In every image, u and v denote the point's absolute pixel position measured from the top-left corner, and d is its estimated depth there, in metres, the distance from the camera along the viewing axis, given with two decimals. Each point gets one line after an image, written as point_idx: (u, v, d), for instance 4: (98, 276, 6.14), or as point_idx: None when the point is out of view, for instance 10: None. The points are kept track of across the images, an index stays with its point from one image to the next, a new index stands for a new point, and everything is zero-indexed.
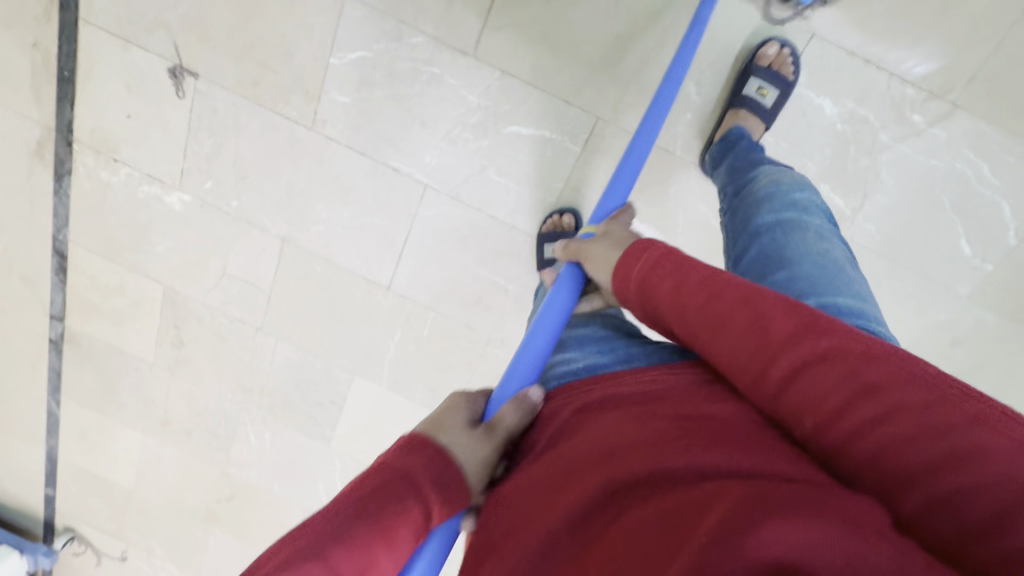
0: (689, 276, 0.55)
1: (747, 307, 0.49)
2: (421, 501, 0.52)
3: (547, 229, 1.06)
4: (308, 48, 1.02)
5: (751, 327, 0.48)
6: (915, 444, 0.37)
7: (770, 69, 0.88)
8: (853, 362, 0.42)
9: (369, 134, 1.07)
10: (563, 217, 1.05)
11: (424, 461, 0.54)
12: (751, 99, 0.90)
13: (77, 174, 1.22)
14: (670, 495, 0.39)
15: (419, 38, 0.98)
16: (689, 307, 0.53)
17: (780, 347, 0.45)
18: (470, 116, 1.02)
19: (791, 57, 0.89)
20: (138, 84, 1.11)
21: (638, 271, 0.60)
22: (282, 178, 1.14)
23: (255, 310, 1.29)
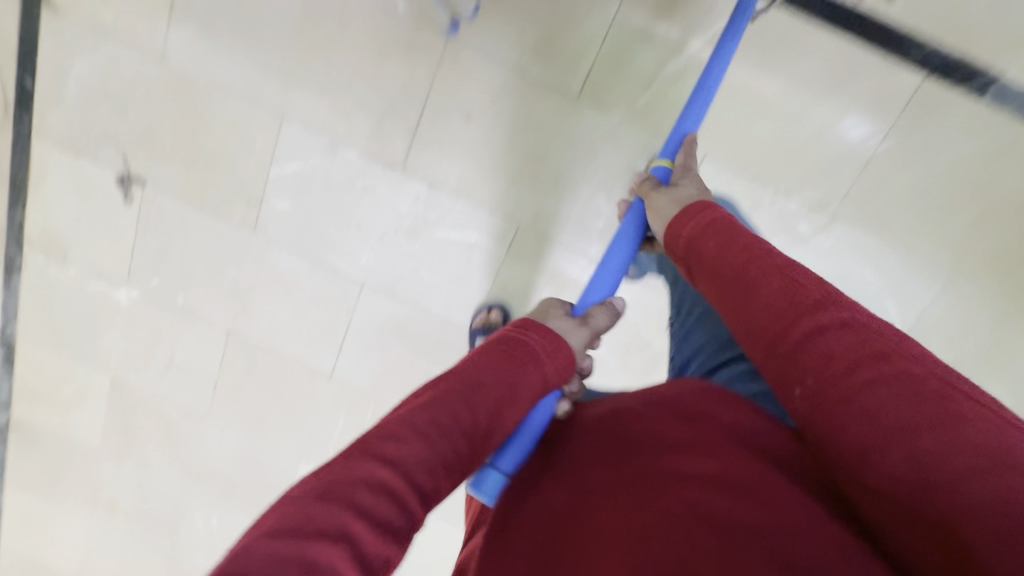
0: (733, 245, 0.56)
1: (779, 272, 0.52)
2: (540, 367, 0.56)
3: (478, 324, 1.11)
4: (249, 161, 1.09)
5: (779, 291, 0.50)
6: (890, 412, 0.41)
7: None
8: (868, 337, 0.45)
9: (309, 237, 1.13)
10: (492, 312, 1.11)
11: (543, 342, 0.58)
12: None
13: (26, 270, 1.25)
14: (664, 483, 0.46)
15: (353, 154, 1.06)
16: (726, 264, 0.55)
17: (806, 310, 0.48)
18: (403, 221, 1.09)
19: None
20: (88, 190, 1.16)
21: (688, 228, 0.62)
22: (226, 275, 1.19)
23: (201, 397, 1.31)
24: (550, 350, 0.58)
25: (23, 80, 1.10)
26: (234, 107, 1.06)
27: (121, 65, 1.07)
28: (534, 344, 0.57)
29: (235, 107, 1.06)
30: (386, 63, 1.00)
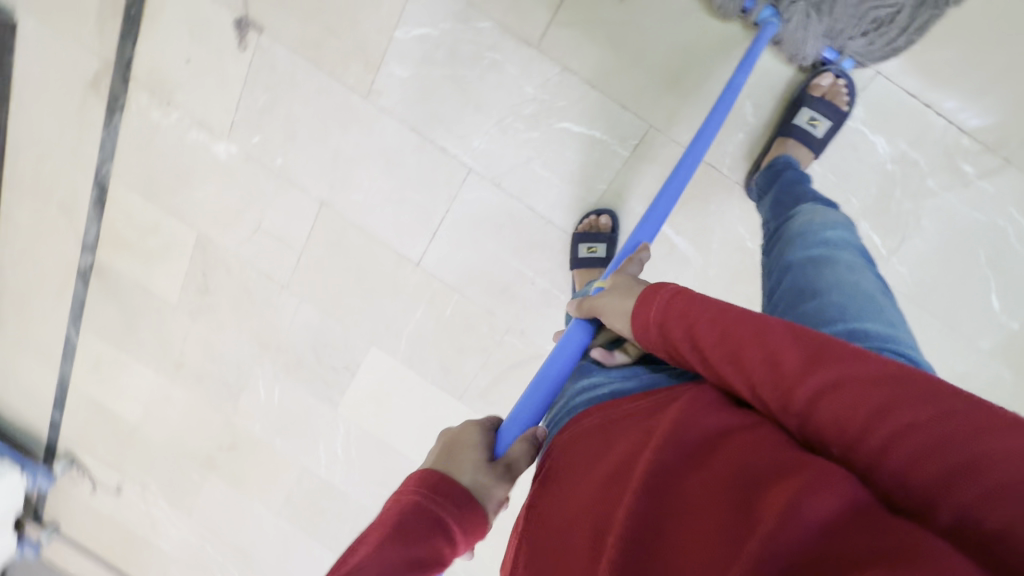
0: (699, 309, 0.57)
1: (760, 339, 0.51)
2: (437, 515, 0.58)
3: (584, 229, 1.08)
4: (375, 18, 1.03)
5: (763, 366, 0.50)
6: (929, 454, 0.40)
7: (822, 100, 0.90)
8: (865, 387, 0.44)
9: (422, 112, 1.08)
10: (601, 217, 1.07)
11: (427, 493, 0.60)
12: (803, 129, 0.91)
13: (128, 111, 1.24)
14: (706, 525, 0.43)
15: (486, 24, 0.99)
16: (707, 342, 0.55)
17: (795, 379, 0.47)
18: (525, 106, 1.03)
19: (844, 87, 0.91)
20: (203, 31, 1.12)
21: (654, 312, 0.61)
22: (330, 143, 1.15)
23: (283, 267, 1.31)
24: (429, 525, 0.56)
25: None
26: None
27: None
28: (421, 530, 0.55)
29: None
30: None
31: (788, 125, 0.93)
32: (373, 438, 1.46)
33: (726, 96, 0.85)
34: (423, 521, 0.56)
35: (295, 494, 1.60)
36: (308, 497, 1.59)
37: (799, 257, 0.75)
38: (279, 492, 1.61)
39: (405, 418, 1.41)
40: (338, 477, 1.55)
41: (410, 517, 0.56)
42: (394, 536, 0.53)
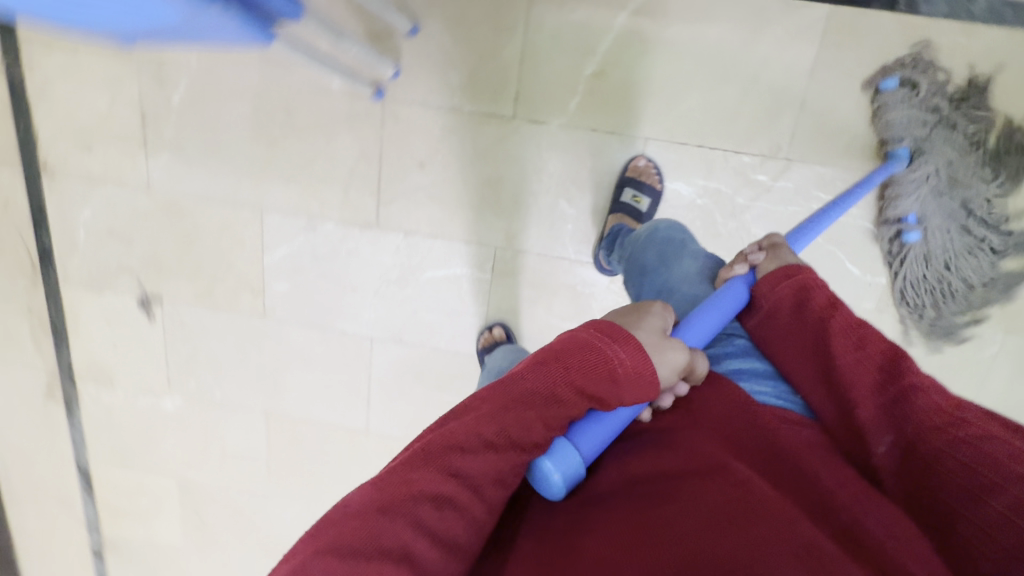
0: (835, 306, 0.64)
1: (873, 341, 0.59)
2: (614, 364, 0.57)
3: (484, 343, 1.15)
4: (245, 255, 1.19)
5: (880, 354, 0.58)
6: (963, 474, 0.48)
7: (639, 180, 1.02)
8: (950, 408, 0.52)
9: (313, 309, 1.21)
10: (494, 330, 1.15)
11: (605, 343, 0.57)
12: (628, 205, 1.02)
13: (85, 402, 1.38)
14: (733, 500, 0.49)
15: (330, 225, 1.14)
16: (822, 325, 0.63)
17: (907, 369, 0.56)
18: (391, 272, 1.16)
19: (654, 168, 1.02)
20: (118, 318, 1.29)
21: (792, 282, 0.68)
22: (251, 363, 1.28)
23: (259, 478, 1.40)
24: (636, 363, 0.57)
25: (39, 238, 1.23)
26: (219, 212, 1.17)
27: (116, 202, 1.19)
28: (618, 361, 0.57)
29: (221, 214, 1.17)
30: (338, 137, 1.09)
31: (617, 201, 1.03)
32: None
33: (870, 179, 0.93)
34: (587, 358, 0.56)
35: None
36: None
37: (651, 258, 0.85)
38: None
39: None
40: None
41: (604, 346, 0.57)
42: (588, 361, 0.56)
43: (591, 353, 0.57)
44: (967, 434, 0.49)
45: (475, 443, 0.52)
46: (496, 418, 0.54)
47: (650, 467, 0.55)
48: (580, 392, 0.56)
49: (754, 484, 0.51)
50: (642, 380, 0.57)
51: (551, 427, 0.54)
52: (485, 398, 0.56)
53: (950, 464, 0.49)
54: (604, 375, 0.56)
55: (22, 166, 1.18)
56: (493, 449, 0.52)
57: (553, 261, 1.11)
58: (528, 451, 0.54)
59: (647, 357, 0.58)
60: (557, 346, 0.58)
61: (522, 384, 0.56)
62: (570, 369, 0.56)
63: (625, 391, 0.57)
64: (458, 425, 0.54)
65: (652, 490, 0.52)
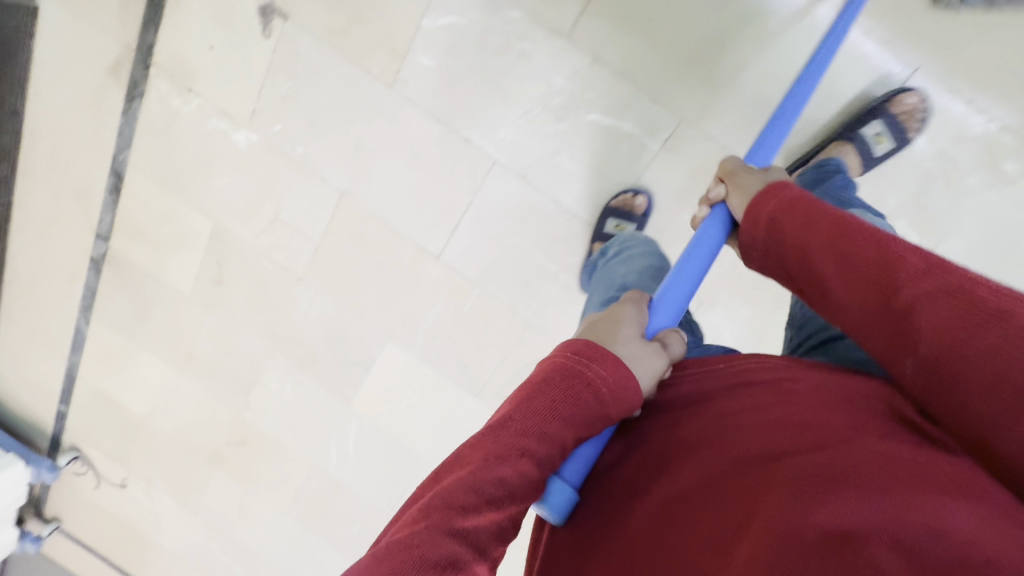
0: (821, 218, 0.51)
1: (871, 243, 0.47)
2: (592, 387, 0.50)
3: (616, 206, 1.04)
4: (403, 6, 1.02)
5: (869, 266, 0.45)
6: (993, 394, 0.37)
7: (899, 118, 0.88)
8: (963, 296, 0.40)
9: (448, 102, 1.06)
10: (636, 197, 1.02)
11: (576, 367, 0.51)
12: (868, 140, 0.90)
13: (149, 97, 1.21)
14: (751, 476, 0.44)
15: (516, 13, 0.98)
16: (811, 239, 0.51)
17: (901, 282, 0.43)
18: (554, 97, 1.02)
19: (920, 111, 0.89)
20: (228, 17, 1.11)
21: (770, 207, 0.56)
22: (351, 133, 1.13)
23: (301, 259, 1.29)
24: (619, 379, 0.51)
25: None
26: None
27: None
28: (602, 380, 0.50)
29: None
30: None
31: (855, 131, 0.90)
32: (385, 436, 1.42)
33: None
34: (568, 386, 0.50)
35: (303, 492, 1.56)
36: (318, 496, 1.55)
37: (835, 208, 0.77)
38: (286, 490, 1.57)
39: (415, 415, 1.38)
40: (350, 475, 1.50)
41: (588, 371, 0.50)
42: (575, 391, 0.50)
43: (579, 381, 0.50)
44: (969, 339, 0.38)
45: (474, 495, 0.45)
46: (480, 468, 0.47)
47: (678, 454, 0.50)
48: (576, 424, 0.50)
49: (795, 441, 0.45)
50: (630, 397, 0.52)
51: (544, 465, 0.48)
52: (478, 446, 0.48)
53: (971, 386, 0.38)
54: (584, 395, 0.50)
55: None
56: (487, 496, 0.46)
57: (734, 161, 1.00)
58: (525, 498, 0.47)
59: (630, 372, 0.52)
60: (539, 377, 0.51)
61: (511, 428, 0.48)
62: (560, 401, 0.49)
63: (620, 409, 0.51)
64: (450, 477, 0.46)
65: (686, 465, 0.48)
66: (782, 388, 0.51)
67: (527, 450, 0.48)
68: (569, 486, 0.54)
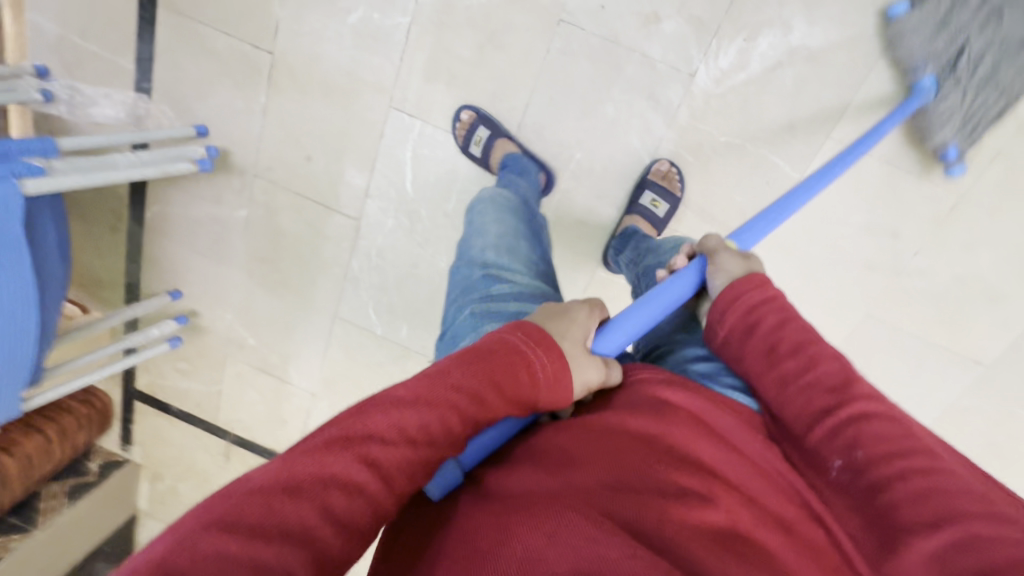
0: (787, 325, 0.58)
1: (839, 357, 0.55)
2: (534, 362, 0.53)
3: (463, 134, 1.05)
4: (374, 346, 1.32)
5: (836, 373, 0.53)
6: (922, 507, 0.42)
7: (660, 185, 1.00)
8: (909, 435, 0.48)
9: (430, 309, 1.25)
10: (463, 115, 1.05)
11: (535, 351, 0.53)
12: (647, 209, 1.01)
13: None
14: (651, 504, 0.43)
15: (354, 261, 1.24)
16: (770, 342, 0.58)
17: (854, 396, 0.51)
18: (403, 221, 1.17)
19: (677, 172, 1.00)
20: None
21: (752, 294, 0.61)
22: None
23: None
24: (558, 369, 0.54)
25: None
26: (338, 349, 1.35)
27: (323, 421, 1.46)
28: (539, 362, 0.53)
29: (339, 347, 1.35)
30: (283, 225, 1.23)
31: (635, 203, 1.02)
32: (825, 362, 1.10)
33: (878, 134, 0.84)
34: (510, 351, 0.53)
35: None
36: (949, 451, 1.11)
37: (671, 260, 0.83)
38: None
39: None
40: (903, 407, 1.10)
41: (529, 354, 0.53)
42: (515, 366, 0.52)
43: (516, 354, 0.53)
44: (918, 465, 0.45)
45: (394, 431, 0.46)
46: (424, 411, 0.48)
47: (586, 453, 0.48)
48: (510, 397, 0.51)
49: (671, 473, 0.46)
50: (560, 383, 0.54)
51: (466, 424, 0.50)
52: (416, 391, 0.49)
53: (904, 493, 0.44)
54: (521, 369, 0.52)
55: None
56: (407, 447, 0.46)
57: (412, 38, 1.03)
58: (443, 449, 0.49)
59: (570, 370, 0.55)
60: (489, 347, 0.53)
61: (447, 383, 0.50)
62: (496, 373, 0.51)
63: (547, 394, 0.54)
64: (381, 409, 0.47)
65: (557, 465, 0.48)
66: (670, 413, 0.52)
67: (465, 410, 0.49)
68: (458, 466, 0.53)
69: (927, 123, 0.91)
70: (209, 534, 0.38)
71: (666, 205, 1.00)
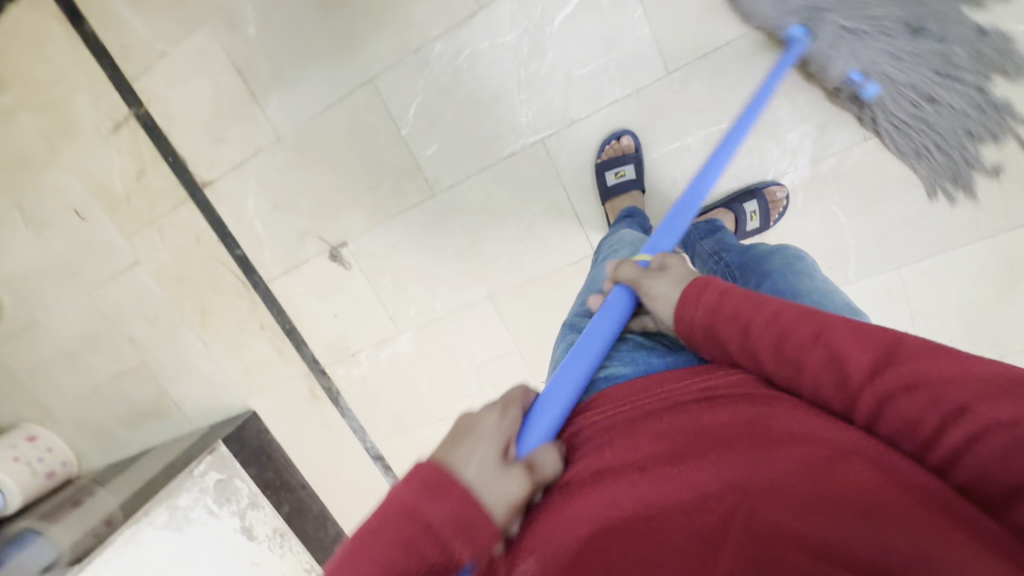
0: (749, 328, 0.49)
1: (808, 334, 0.45)
2: (436, 517, 0.43)
3: (608, 155, 1.01)
4: (385, 141, 1.12)
5: (826, 372, 0.44)
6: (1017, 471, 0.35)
7: (766, 204, 1.00)
8: (944, 384, 0.38)
9: (471, 152, 1.09)
10: (621, 140, 1.01)
11: (438, 508, 0.44)
12: (742, 216, 1.00)
13: (342, 385, 1.41)
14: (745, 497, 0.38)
15: (438, 44, 1.02)
16: (759, 348, 0.48)
17: (859, 385, 0.42)
18: (521, 49, 1.00)
19: (784, 200, 1.00)
20: (323, 287, 1.30)
21: (700, 313, 0.54)
22: (450, 250, 1.19)
23: (521, 372, 1.28)
24: (470, 511, 0.44)
25: (232, 252, 1.30)
26: (343, 115, 1.12)
27: (265, 172, 1.20)
28: (447, 504, 0.44)
29: (346, 115, 1.12)
30: None
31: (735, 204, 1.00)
32: None
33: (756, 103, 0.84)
34: (412, 519, 0.43)
35: None
36: None
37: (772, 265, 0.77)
38: None
39: None
40: None
41: (421, 511, 0.44)
42: (408, 535, 0.42)
43: (420, 506, 0.44)
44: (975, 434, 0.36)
45: None
46: None
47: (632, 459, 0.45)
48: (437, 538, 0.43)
49: (747, 451, 0.41)
50: (482, 528, 0.45)
51: None
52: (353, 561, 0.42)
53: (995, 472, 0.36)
54: (422, 538, 0.42)
55: (188, 193, 1.26)
56: None
57: None
58: None
59: (478, 499, 0.45)
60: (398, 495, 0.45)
61: None
62: (407, 528, 0.43)
63: (470, 545, 0.44)
64: None
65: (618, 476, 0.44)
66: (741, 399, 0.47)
67: None
68: None
69: (822, 63, 0.90)
70: None
71: (758, 222, 1.00)
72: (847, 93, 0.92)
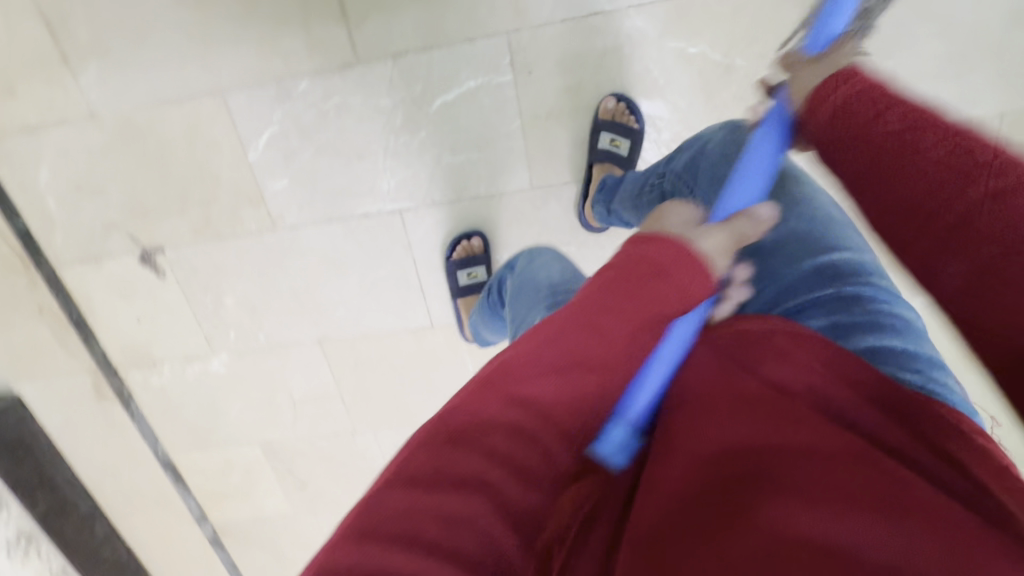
0: (880, 126, 0.45)
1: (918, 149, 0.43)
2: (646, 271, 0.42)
3: (459, 257, 1.01)
4: (226, 160, 0.99)
5: (935, 178, 0.41)
6: None
7: (615, 123, 0.92)
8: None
9: (322, 199, 1.02)
10: (472, 240, 1.01)
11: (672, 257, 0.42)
12: (609, 151, 0.93)
13: (137, 391, 1.27)
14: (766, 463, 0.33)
15: (305, 82, 0.93)
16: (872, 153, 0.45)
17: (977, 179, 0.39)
18: (394, 117, 0.95)
19: (627, 108, 0.93)
20: (129, 288, 1.14)
21: (837, 95, 0.49)
22: (282, 287, 1.11)
23: (340, 417, 1.26)
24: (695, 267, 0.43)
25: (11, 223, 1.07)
26: (180, 116, 0.97)
27: (69, 147, 1.01)
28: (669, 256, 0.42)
29: (183, 118, 0.97)
30: None
31: (596, 150, 0.94)
32: None
33: None
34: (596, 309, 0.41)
35: None
36: None
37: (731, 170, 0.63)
38: None
39: None
40: None
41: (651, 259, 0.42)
42: (567, 360, 0.39)
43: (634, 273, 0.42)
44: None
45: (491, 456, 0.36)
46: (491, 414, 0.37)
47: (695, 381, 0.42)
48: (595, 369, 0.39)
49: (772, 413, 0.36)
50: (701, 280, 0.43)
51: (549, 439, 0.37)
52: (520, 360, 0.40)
53: None
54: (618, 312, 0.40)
55: None
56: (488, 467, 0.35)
57: (585, 23, 0.90)
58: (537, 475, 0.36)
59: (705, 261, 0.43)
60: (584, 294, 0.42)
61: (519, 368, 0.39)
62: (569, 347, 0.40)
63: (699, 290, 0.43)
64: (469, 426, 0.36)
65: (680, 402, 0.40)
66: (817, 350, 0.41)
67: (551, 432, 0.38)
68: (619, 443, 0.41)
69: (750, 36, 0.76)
70: (366, 529, 0.33)
71: (628, 146, 0.93)
72: (626, 106, 0.93)
